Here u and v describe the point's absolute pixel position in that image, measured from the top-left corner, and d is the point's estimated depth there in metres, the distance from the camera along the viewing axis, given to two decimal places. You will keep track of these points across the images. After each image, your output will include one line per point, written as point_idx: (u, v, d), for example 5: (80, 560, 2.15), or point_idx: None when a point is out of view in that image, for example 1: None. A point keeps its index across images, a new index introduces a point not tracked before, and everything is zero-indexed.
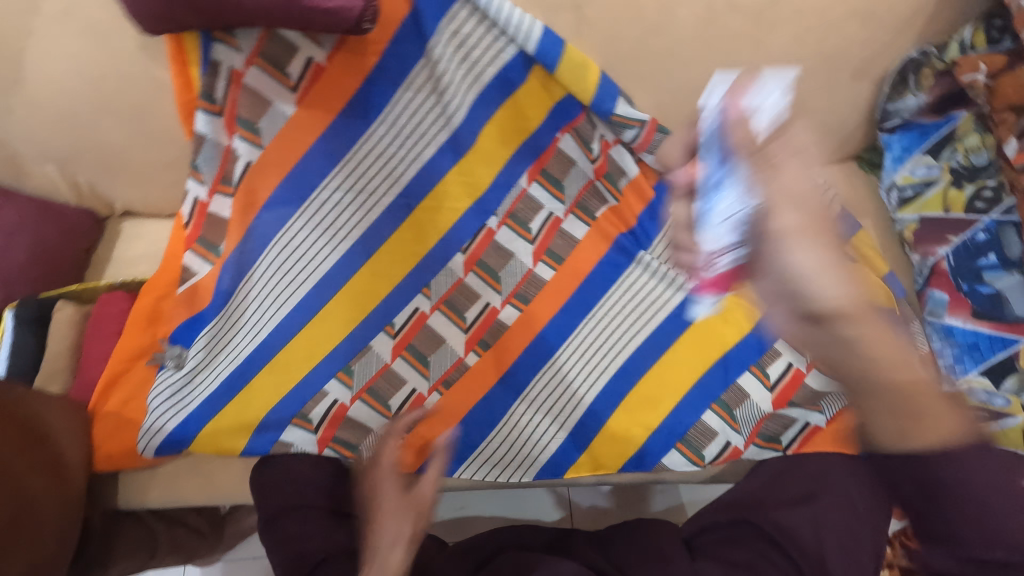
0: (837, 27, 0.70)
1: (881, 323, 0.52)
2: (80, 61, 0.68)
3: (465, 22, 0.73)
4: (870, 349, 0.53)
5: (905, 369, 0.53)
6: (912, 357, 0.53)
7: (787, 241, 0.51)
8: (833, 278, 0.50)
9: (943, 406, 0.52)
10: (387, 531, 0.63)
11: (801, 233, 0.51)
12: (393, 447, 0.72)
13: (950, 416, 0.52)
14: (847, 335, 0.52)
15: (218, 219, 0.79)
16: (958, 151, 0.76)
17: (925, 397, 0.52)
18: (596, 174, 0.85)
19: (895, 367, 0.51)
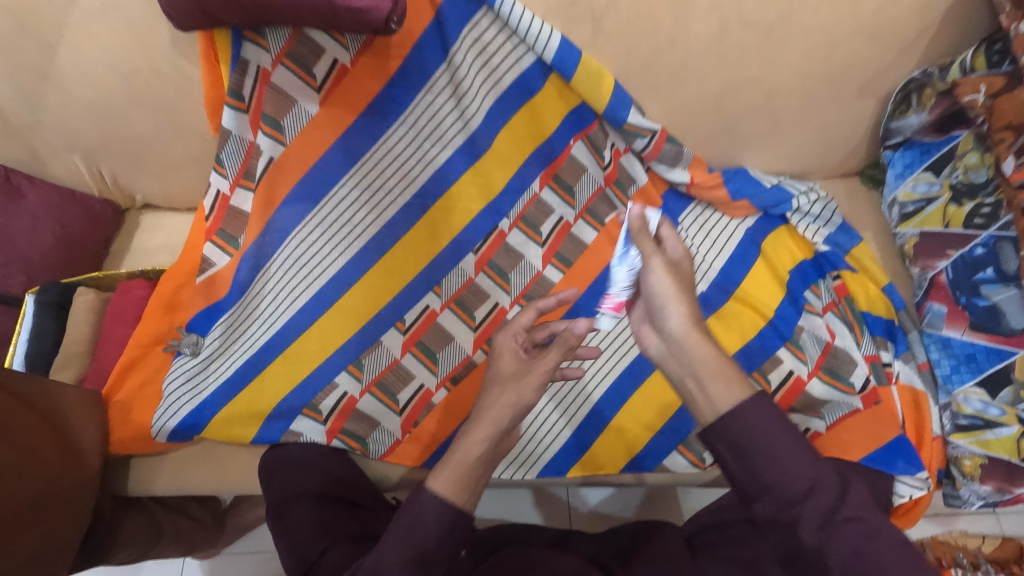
0: (843, 45, 0.73)
1: (714, 361, 0.49)
2: (113, 56, 0.70)
3: (486, 30, 0.75)
4: (704, 401, 0.49)
5: (795, 455, 0.45)
6: (734, 381, 0.48)
7: (660, 285, 0.53)
8: (688, 307, 0.52)
9: (790, 455, 0.45)
10: (497, 400, 0.56)
11: (664, 276, 0.53)
12: (529, 316, 0.66)
13: (792, 463, 0.45)
14: (680, 351, 0.50)
15: (238, 213, 0.80)
16: (958, 168, 0.79)
17: (783, 484, 0.45)
18: (606, 182, 0.88)
19: (706, 361, 0.49)
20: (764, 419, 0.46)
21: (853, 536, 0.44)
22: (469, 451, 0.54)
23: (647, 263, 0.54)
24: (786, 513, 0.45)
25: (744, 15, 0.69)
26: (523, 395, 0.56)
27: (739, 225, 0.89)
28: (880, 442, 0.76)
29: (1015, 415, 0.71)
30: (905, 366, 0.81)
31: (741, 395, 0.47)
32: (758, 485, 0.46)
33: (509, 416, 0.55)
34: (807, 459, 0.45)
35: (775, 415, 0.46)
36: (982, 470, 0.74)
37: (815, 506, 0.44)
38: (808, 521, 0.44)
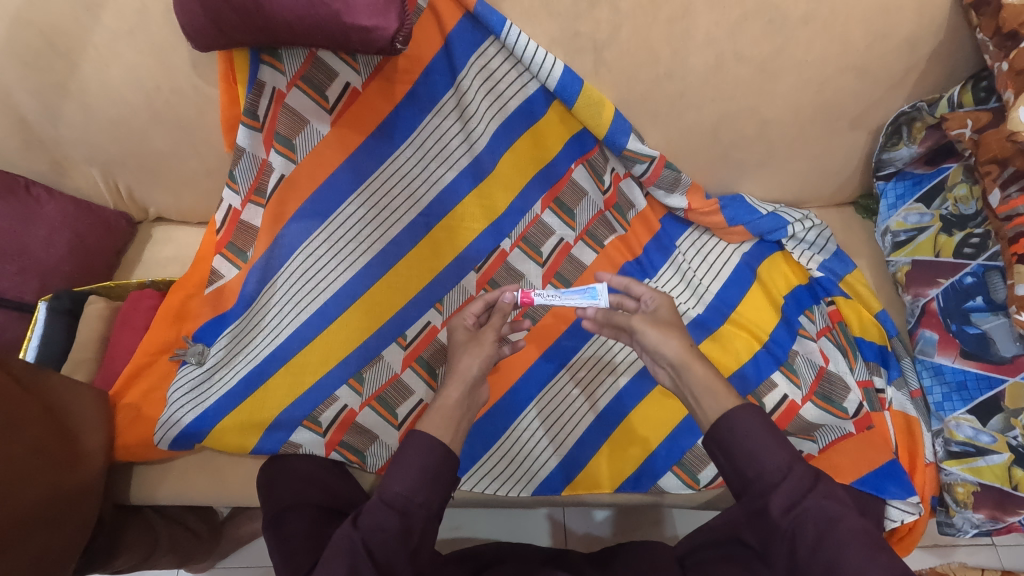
0: (835, 80, 0.76)
1: (704, 381, 0.60)
2: (135, 75, 0.73)
3: (492, 58, 0.78)
4: (701, 414, 0.60)
5: (771, 449, 0.55)
6: (722, 393, 0.59)
7: (651, 338, 0.65)
8: (681, 341, 0.63)
9: (765, 451, 0.55)
10: (464, 359, 0.67)
11: (649, 329, 0.65)
12: (480, 303, 0.75)
13: (767, 457, 0.55)
14: (681, 376, 0.62)
15: (248, 227, 0.83)
16: (948, 201, 0.81)
17: (761, 475, 0.54)
18: (606, 205, 0.90)
19: (699, 381, 0.60)
20: (748, 423, 0.56)
21: (817, 519, 0.52)
22: (447, 398, 0.63)
23: (638, 321, 0.66)
24: (761, 499, 0.55)
25: (739, 49, 0.73)
26: (485, 352, 0.67)
27: (735, 250, 0.91)
28: (871, 466, 0.76)
29: (1006, 442, 0.71)
30: (898, 393, 0.81)
31: (729, 403, 0.58)
32: (742, 479, 0.56)
33: (478, 366, 0.66)
34: (782, 453, 0.55)
35: (757, 419, 0.56)
36: (974, 497, 0.74)
37: (786, 492, 0.54)
38: (778, 504, 0.54)
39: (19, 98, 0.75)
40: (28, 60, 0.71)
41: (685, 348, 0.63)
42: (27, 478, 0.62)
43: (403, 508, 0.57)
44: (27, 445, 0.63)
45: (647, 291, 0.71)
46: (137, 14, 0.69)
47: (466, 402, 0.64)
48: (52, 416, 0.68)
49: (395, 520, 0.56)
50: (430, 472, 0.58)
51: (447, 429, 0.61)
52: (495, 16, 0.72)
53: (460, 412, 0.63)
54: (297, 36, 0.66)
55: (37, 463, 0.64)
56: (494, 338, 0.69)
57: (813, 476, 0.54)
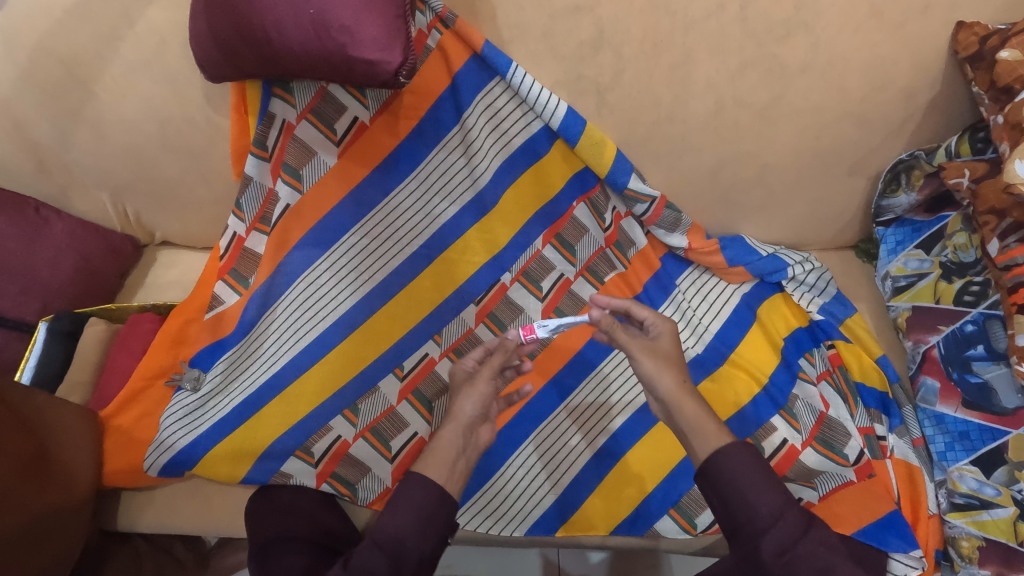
0: (833, 127, 0.77)
1: (695, 420, 0.62)
2: (149, 104, 0.75)
3: (498, 97, 0.79)
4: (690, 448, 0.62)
5: (764, 493, 0.57)
6: (712, 431, 0.61)
7: (646, 368, 0.65)
8: (675, 376, 0.64)
9: (760, 495, 0.57)
10: (460, 401, 0.67)
11: (646, 359, 0.65)
12: (479, 350, 0.74)
13: (762, 501, 0.57)
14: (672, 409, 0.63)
15: (251, 254, 0.84)
16: (947, 248, 0.81)
17: (752, 519, 0.57)
18: (607, 243, 0.91)
19: (692, 418, 0.62)
20: (743, 466, 0.58)
21: (806, 565, 0.56)
22: (442, 438, 0.63)
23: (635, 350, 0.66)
24: (751, 543, 0.57)
25: (740, 96, 0.74)
26: (482, 391, 0.67)
27: (734, 290, 0.91)
28: (872, 516, 0.74)
29: (1010, 496, 0.70)
30: (900, 440, 0.80)
31: (722, 442, 0.59)
32: (733, 521, 0.58)
33: (472, 407, 0.66)
34: (774, 497, 0.57)
35: (753, 463, 0.58)
36: (979, 553, 0.71)
37: (776, 537, 0.56)
38: (768, 548, 0.56)
39: (35, 124, 0.77)
40: (46, 88, 0.74)
41: (677, 384, 0.64)
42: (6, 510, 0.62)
43: (394, 550, 0.56)
44: (11, 475, 0.63)
45: (652, 315, 0.70)
46: (155, 47, 0.71)
47: (461, 445, 0.64)
48: (42, 445, 0.68)
49: (384, 561, 0.55)
50: (425, 511, 0.58)
51: (442, 468, 0.61)
52: (501, 58, 0.74)
53: (455, 451, 0.63)
54: (305, 70, 0.67)
55: (19, 495, 0.64)
56: (490, 378, 0.69)
57: (803, 522, 0.57)
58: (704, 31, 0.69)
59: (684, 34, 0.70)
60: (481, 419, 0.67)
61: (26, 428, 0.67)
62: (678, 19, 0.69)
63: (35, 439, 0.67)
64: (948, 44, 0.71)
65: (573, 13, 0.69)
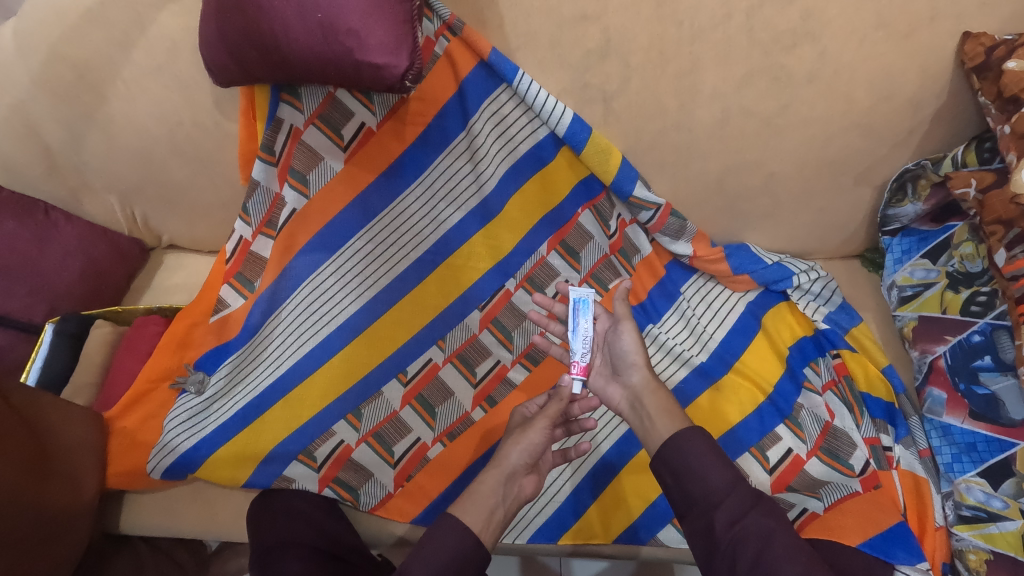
0: (839, 137, 0.77)
1: (664, 405, 0.65)
2: (160, 109, 0.76)
3: (504, 104, 0.80)
4: (652, 430, 0.64)
5: (715, 469, 0.59)
6: (678, 416, 0.64)
7: (630, 348, 0.69)
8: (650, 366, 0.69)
9: (710, 471, 0.59)
10: (510, 451, 0.68)
11: (631, 339, 0.70)
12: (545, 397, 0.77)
13: (712, 474, 0.59)
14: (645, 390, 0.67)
15: (257, 257, 0.84)
16: (954, 257, 0.81)
17: (705, 492, 0.59)
18: (612, 250, 0.90)
19: (662, 402, 0.65)
20: (694, 444, 0.61)
21: (756, 535, 0.56)
22: (482, 484, 0.65)
23: (625, 326, 0.70)
24: (705, 516, 0.59)
25: (746, 104, 0.75)
26: (530, 442, 0.68)
27: (739, 299, 0.91)
28: (878, 529, 0.74)
29: (1018, 508, 0.69)
30: (906, 452, 0.80)
31: (681, 426, 0.62)
32: (687, 496, 0.60)
33: (517, 457, 0.67)
34: (727, 473, 0.60)
35: (703, 442, 0.61)
36: (988, 566, 0.70)
37: (728, 509, 0.58)
38: (721, 520, 0.58)
39: (46, 127, 0.77)
40: (58, 92, 0.75)
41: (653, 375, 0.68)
42: (11, 515, 0.62)
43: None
44: (16, 479, 0.63)
45: None
46: (166, 52, 0.72)
47: (501, 495, 0.65)
48: (46, 448, 0.68)
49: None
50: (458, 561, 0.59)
51: (477, 517, 0.62)
52: (508, 65, 0.74)
53: (495, 500, 0.64)
54: (312, 73, 0.68)
55: (25, 499, 0.63)
56: (545, 426, 0.69)
57: (754, 496, 0.59)
58: (710, 41, 0.70)
59: (690, 43, 0.70)
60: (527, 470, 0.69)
61: (32, 431, 0.67)
62: (685, 28, 0.69)
63: (41, 442, 0.67)
64: (955, 54, 0.71)
65: (580, 21, 0.69)
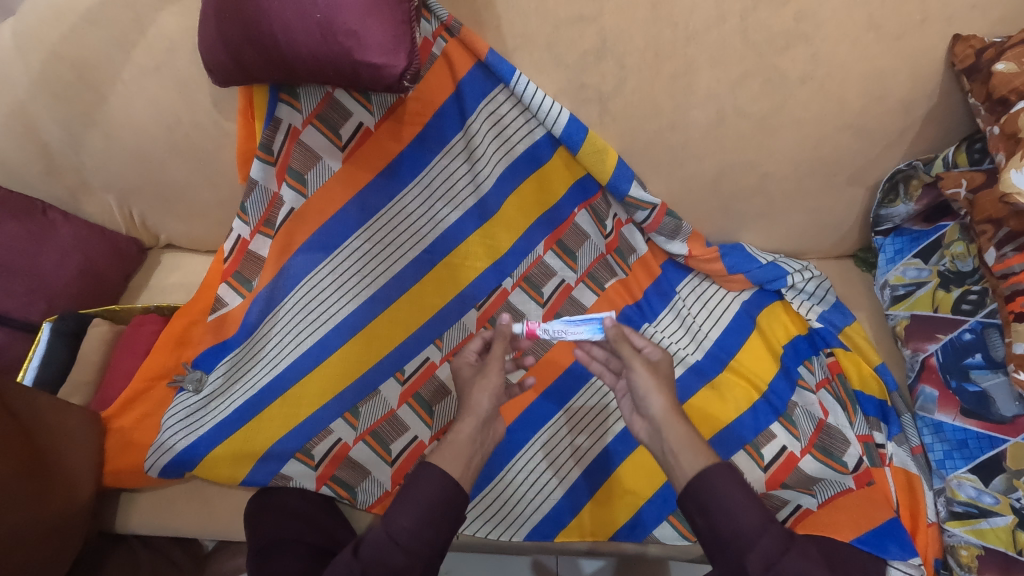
0: (832, 138, 0.78)
1: (684, 439, 0.61)
2: (159, 109, 0.77)
3: (501, 104, 0.81)
4: (677, 468, 0.61)
5: (746, 510, 0.57)
6: (702, 450, 0.60)
7: (642, 383, 0.65)
8: (669, 398, 0.64)
9: (742, 511, 0.57)
10: (475, 394, 0.67)
11: (644, 375, 0.65)
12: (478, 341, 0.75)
13: (744, 517, 0.57)
14: (664, 427, 0.63)
15: (255, 256, 0.84)
16: (945, 257, 0.82)
17: (737, 535, 0.57)
18: (608, 249, 0.91)
19: (682, 438, 0.61)
20: (725, 483, 0.58)
21: None
22: (459, 432, 0.64)
23: (634, 364, 0.65)
24: (737, 558, 0.57)
25: (740, 106, 0.75)
26: (493, 385, 0.67)
27: (735, 298, 0.92)
28: (871, 524, 0.74)
29: (1009, 504, 0.69)
30: (899, 449, 0.81)
31: (706, 462, 0.59)
32: (717, 538, 0.58)
33: (488, 401, 0.66)
34: (756, 514, 0.58)
35: (731, 477, 0.59)
36: (978, 561, 0.71)
37: (762, 552, 0.56)
38: (755, 563, 0.56)
39: (45, 126, 0.78)
40: (57, 91, 0.75)
41: (670, 406, 0.64)
42: (8, 520, 0.62)
43: (408, 543, 0.57)
44: (13, 481, 0.63)
45: (651, 343, 0.70)
46: (165, 52, 0.72)
47: (477, 443, 0.64)
48: (42, 449, 0.68)
49: (400, 557, 0.56)
50: (435, 508, 0.58)
51: (457, 464, 0.61)
52: (505, 66, 0.75)
53: (473, 448, 0.63)
54: (312, 75, 0.69)
55: (23, 501, 0.64)
56: (499, 369, 0.69)
57: (786, 539, 0.58)
58: (705, 42, 0.71)
59: (685, 44, 0.71)
60: (494, 414, 0.68)
61: (26, 433, 0.67)
62: (680, 30, 0.70)
63: (34, 444, 0.67)
64: (945, 56, 0.72)
65: (576, 23, 0.70)
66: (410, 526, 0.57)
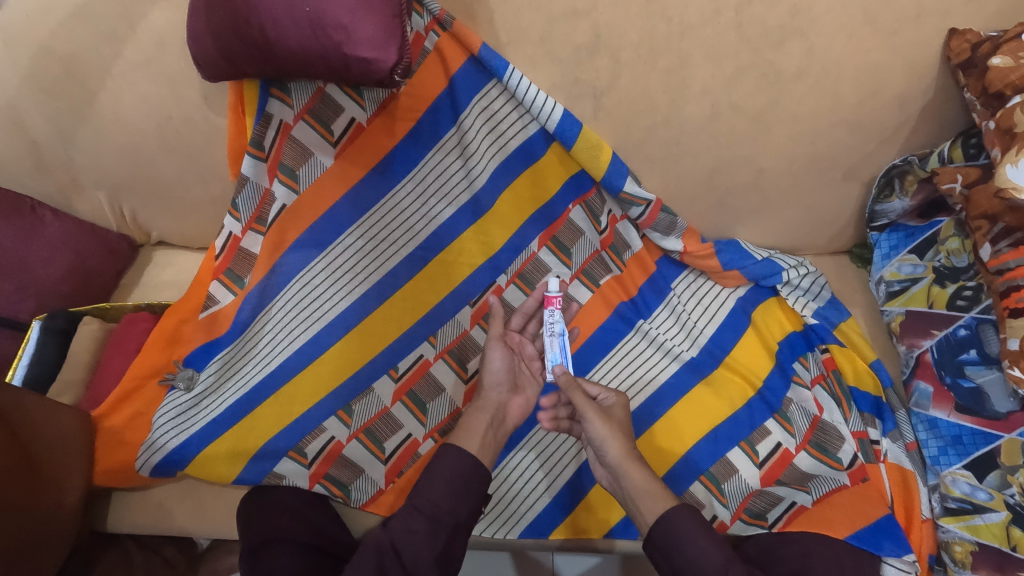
0: (828, 133, 0.78)
1: (642, 484, 0.66)
2: (148, 104, 0.76)
3: (495, 99, 0.80)
4: (640, 512, 0.66)
5: (707, 552, 0.62)
6: (658, 494, 0.66)
7: (598, 433, 0.70)
8: (624, 445, 0.69)
9: (703, 552, 0.62)
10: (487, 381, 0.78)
11: (599, 424, 0.70)
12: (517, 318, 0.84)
13: (705, 559, 0.62)
14: (621, 473, 0.68)
15: (246, 253, 0.83)
16: (941, 252, 0.82)
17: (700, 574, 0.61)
18: (603, 245, 0.91)
19: (640, 483, 0.66)
20: (686, 525, 0.63)
21: None
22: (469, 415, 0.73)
23: (589, 416, 0.70)
24: None
25: (735, 100, 0.75)
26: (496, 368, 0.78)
27: (730, 294, 0.91)
28: (866, 521, 0.74)
29: (1003, 500, 0.69)
30: (893, 445, 0.80)
31: (665, 505, 0.64)
32: None
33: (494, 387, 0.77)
34: (718, 554, 0.62)
35: (690, 519, 0.63)
36: (973, 558, 0.71)
37: None
38: None
39: (33, 122, 0.77)
40: (45, 87, 0.74)
41: (626, 452, 0.69)
42: (7, 526, 0.62)
43: (432, 513, 0.64)
44: (11, 489, 0.63)
45: (603, 389, 0.76)
46: (154, 47, 0.72)
47: (490, 420, 0.73)
48: (35, 455, 0.68)
49: (422, 521, 0.64)
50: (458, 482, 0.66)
51: (473, 441, 0.69)
52: (498, 61, 0.74)
53: (484, 426, 0.72)
54: (302, 68, 0.68)
55: (20, 508, 0.64)
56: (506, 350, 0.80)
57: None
58: (700, 36, 0.70)
59: (680, 39, 0.70)
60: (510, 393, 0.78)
61: (21, 441, 0.66)
62: (675, 24, 0.69)
63: (28, 452, 0.67)
64: (941, 50, 0.72)
65: (570, 17, 0.69)
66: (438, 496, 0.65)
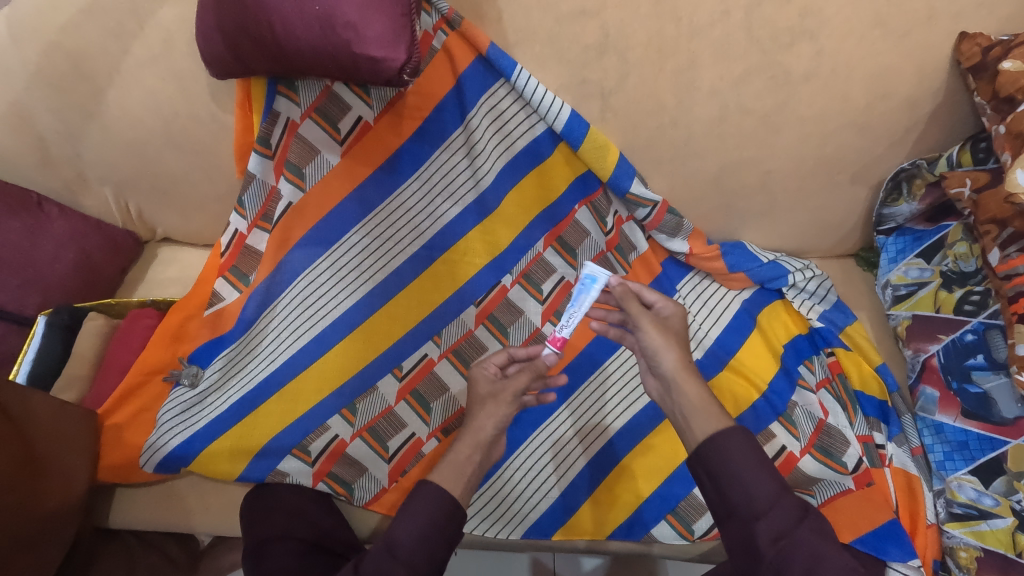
0: (837, 134, 0.78)
1: (696, 399, 0.61)
2: (155, 100, 0.76)
3: (502, 98, 0.80)
4: (689, 429, 0.61)
5: (760, 478, 0.56)
6: (715, 414, 0.60)
7: (652, 342, 0.65)
8: (681, 356, 0.64)
9: (756, 481, 0.56)
10: (481, 416, 0.66)
11: (654, 334, 0.65)
12: (502, 354, 0.72)
13: (757, 486, 0.56)
14: (675, 385, 0.63)
15: (252, 251, 0.83)
16: (948, 257, 0.82)
17: (748, 503, 0.56)
18: (609, 246, 0.90)
19: (694, 397, 0.61)
20: (739, 449, 0.57)
21: (803, 552, 0.54)
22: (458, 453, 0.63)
23: (643, 323, 0.65)
24: (745, 529, 0.56)
25: (743, 103, 0.75)
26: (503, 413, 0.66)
27: (735, 296, 0.91)
28: (870, 525, 0.75)
29: (1009, 506, 0.69)
30: (899, 449, 0.80)
31: (719, 425, 0.58)
32: (727, 505, 0.57)
33: (492, 426, 0.65)
34: (770, 484, 0.56)
35: (747, 446, 0.57)
36: (978, 563, 0.71)
37: (773, 522, 0.55)
38: (763, 534, 0.55)
39: (40, 116, 0.77)
40: (53, 83, 0.74)
41: (682, 363, 0.63)
42: (11, 529, 0.63)
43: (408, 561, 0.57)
44: (15, 491, 0.63)
45: (662, 297, 0.69)
46: (162, 43, 0.72)
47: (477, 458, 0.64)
48: (41, 454, 0.68)
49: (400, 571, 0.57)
50: (438, 524, 0.59)
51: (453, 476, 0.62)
52: (506, 60, 0.74)
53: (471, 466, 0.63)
54: (311, 67, 0.68)
55: (25, 505, 0.64)
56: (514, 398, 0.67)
57: (802, 507, 0.56)
58: (709, 37, 0.70)
59: (689, 40, 0.70)
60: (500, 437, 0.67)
61: (26, 441, 0.66)
62: (684, 26, 0.69)
63: (33, 449, 0.67)
64: (951, 54, 0.71)
65: (579, 17, 0.69)
66: (409, 541, 0.58)
